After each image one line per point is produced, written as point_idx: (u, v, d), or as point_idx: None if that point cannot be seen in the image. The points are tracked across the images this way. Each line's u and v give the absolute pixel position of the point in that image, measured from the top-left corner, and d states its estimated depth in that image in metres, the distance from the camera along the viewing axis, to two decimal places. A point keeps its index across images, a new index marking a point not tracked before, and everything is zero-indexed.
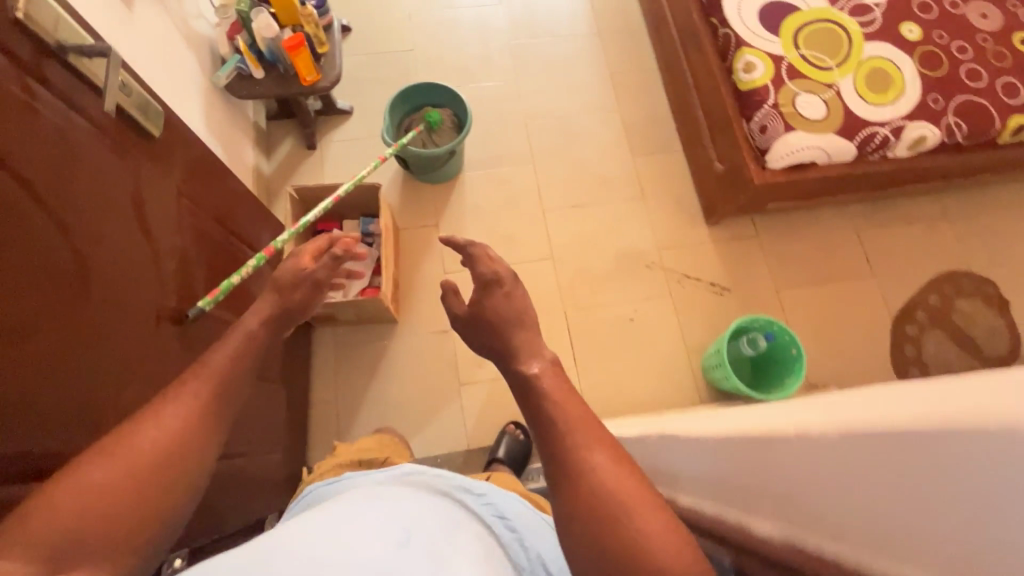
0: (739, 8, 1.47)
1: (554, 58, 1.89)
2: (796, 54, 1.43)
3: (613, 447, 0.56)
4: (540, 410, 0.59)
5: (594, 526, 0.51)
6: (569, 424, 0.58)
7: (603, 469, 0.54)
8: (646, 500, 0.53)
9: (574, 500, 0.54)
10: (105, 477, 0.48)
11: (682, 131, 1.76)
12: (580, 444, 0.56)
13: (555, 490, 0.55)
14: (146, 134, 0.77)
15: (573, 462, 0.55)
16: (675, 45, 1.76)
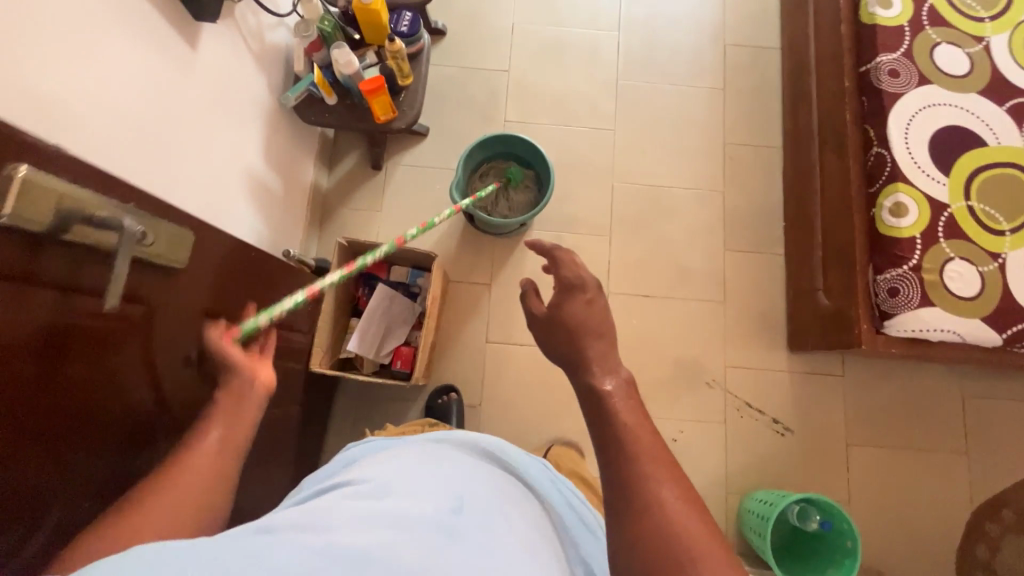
0: (907, 128, 1.19)
1: (665, 110, 1.63)
2: (965, 204, 1.15)
3: (675, 472, 0.58)
4: (612, 432, 0.62)
5: (633, 529, 0.54)
6: (638, 451, 0.59)
7: (663, 494, 0.55)
8: (707, 529, 0.54)
9: (623, 506, 0.56)
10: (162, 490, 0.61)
11: (790, 234, 1.52)
12: (648, 475, 0.57)
13: (615, 503, 0.57)
14: (169, 273, 0.67)
15: (637, 483, 0.56)
16: (811, 131, 1.48)
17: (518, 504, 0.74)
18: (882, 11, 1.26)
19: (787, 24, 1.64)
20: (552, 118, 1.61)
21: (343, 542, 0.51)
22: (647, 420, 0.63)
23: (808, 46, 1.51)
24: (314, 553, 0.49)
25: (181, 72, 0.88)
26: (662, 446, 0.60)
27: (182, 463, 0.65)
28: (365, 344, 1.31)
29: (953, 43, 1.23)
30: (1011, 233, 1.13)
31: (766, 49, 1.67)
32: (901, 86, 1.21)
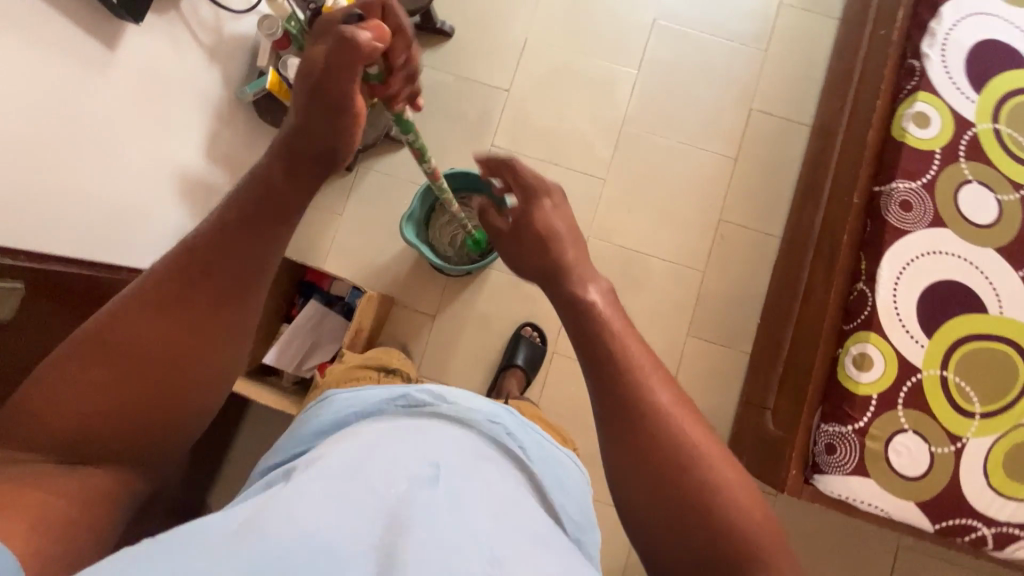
0: (901, 272, 1.05)
1: (666, 169, 1.49)
2: (939, 373, 1.02)
3: (680, 403, 0.53)
4: (614, 377, 0.53)
5: (666, 502, 0.50)
6: (641, 394, 0.52)
7: (673, 430, 0.51)
8: (719, 451, 0.52)
9: (651, 466, 0.50)
10: (134, 335, 0.53)
11: (760, 336, 1.40)
12: (652, 401, 0.52)
13: (624, 452, 0.51)
14: None
15: (643, 433, 0.51)
16: (811, 234, 1.33)
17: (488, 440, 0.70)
18: (917, 128, 1.10)
19: (824, 102, 1.46)
20: (542, 153, 1.49)
21: (321, 523, 0.46)
22: (635, 333, 0.56)
23: (836, 136, 1.35)
24: (285, 549, 0.42)
25: (95, 75, 0.82)
26: (661, 369, 0.54)
27: (193, 287, 0.55)
28: (285, 357, 1.26)
29: (986, 185, 1.07)
30: (981, 417, 1.01)
31: (794, 123, 1.50)
32: (910, 222, 1.07)
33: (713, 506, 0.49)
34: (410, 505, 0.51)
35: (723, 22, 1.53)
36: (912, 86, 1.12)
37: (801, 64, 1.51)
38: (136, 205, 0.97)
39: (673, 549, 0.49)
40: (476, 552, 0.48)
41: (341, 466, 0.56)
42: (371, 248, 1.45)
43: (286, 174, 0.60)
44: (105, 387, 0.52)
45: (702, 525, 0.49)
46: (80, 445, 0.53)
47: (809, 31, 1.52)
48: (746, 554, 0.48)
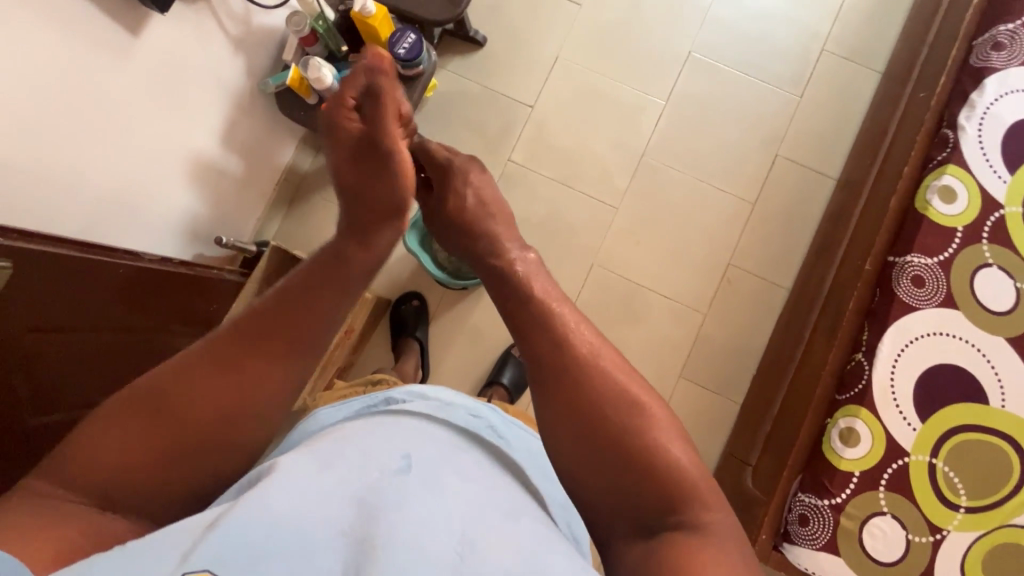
0: (902, 350, 1.02)
1: (681, 206, 1.47)
2: (927, 459, 0.98)
3: (602, 356, 0.56)
4: (556, 361, 0.55)
5: (615, 467, 0.51)
6: (567, 355, 0.56)
7: (604, 387, 0.54)
8: (651, 401, 0.54)
9: (601, 438, 0.52)
10: (199, 387, 0.54)
11: (755, 388, 1.37)
12: (588, 371, 0.54)
13: (557, 418, 0.54)
14: None
15: (573, 395, 0.54)
16: (820, 293, 1.30)
17: (466, 421, 0.69)
18: (941, 202, 1.06)
19: (854, 158, 1.42)
20: (558, 174, 1.48)
21: (288, 510, 0.46)
22: (566, 300, 0.60)
23: (860, 195, 1.31)
24: (246, 542, 0.43)
25: (113, 58, 0.84)
26: (587, 324, 0.58)
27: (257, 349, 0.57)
28: None
29: (1006, 270, 1.02)
30: (967, 512, 0.96)
31: (820, 175, 1.46)
32: (919, 299, 1.03)
33: (647, 458, 0.51)
34: (381, 492, 0.50)
35: (761, 62, 1.49)
36: (943, 158, 1.09)
37: (835, 116, 1.46)
38: (145, 186, 0.99)
39: (614, 508, 0.51)
40: (448, 541, 0.47)
41: (315, 454, 0.55)
42: None
43: (343, 239, 0.66)
44: (164, 435, 0.52)
45: (640, 477, 0.50)
46: (118, 496, 0.50)
47: (849, 82, 1.47)
48: (686, 503, 0.50)
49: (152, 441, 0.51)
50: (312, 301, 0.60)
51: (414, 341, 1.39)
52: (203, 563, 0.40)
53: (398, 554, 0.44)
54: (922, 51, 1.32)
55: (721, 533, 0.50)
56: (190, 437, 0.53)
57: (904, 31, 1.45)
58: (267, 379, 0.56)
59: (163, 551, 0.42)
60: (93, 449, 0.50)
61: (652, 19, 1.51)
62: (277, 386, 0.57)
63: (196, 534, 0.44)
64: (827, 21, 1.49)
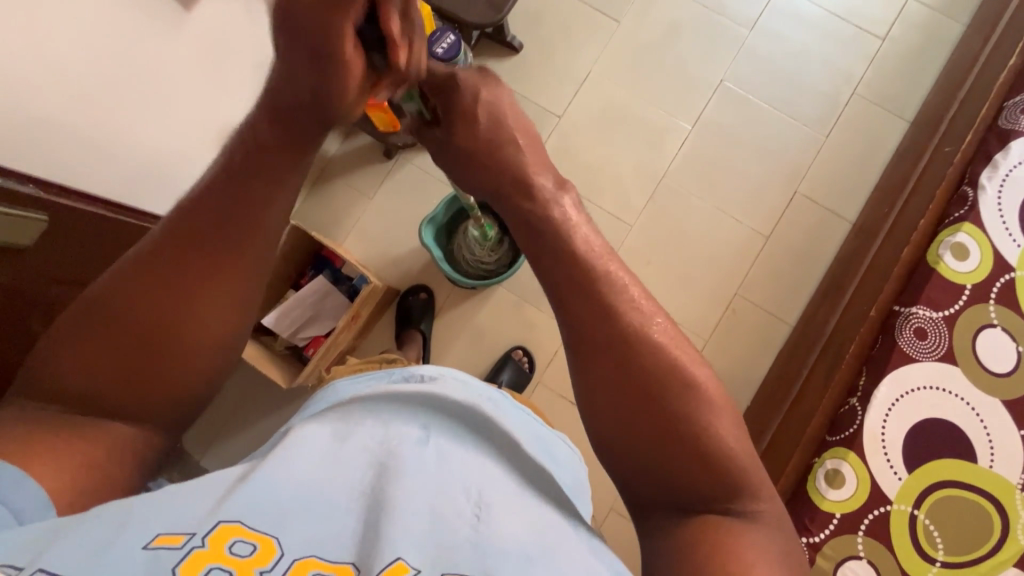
0: (897, 400, 1.03)
1: (695, 232, 1.48)
2: (909, 509, 0.99)
3: (651, 320, 0.53)
4: (599, 336, 0.51)
5: (661, 456, 0.50)
6: (614, 331, 0.51)
7: (653, 362, 0.51)
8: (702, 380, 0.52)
9: (648, 425, 0.50)
10: (146, 303, 0.51)
11: (747, 419, 1.38)
12: (637, 346, 0.51)
13: (606, 395, 0.51)
14: (11, 248, 0.68)
15: (626, 375, 0.51)
16: (823, 334, 1.31)
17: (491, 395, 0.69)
18: (953, 259, 1.07)
19: (871, 204, 1.43)
20: (577, 186, 1.50)
21: (311, 475, 0.49)
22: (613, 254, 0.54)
23: (874, 242, 1.32)
24: (271, 498, 0.45)
25: (166, 30, 0.87)
26: (638, 288, 0.53)
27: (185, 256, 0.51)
28: (282, 322, 1.32)
29: (1010, 334, 1.03)
30: (943, 566, 0.97)
31: (836, 217, 1.46)
32: (920, 351, 1.04)
33: (695, 436, 0.50)
34: (401, 457, 0.51)
35: (790, 97, 1.50)
36: (960, 215, 1.10)
37: (858, 158, 1.48)
38: (177, 154, 1.02)
39: (657, 493, 0.51)
40: (463, 503, 0.49)
41: (337, 426, 0.56)
42: (390, 237, 1.48)
43: (273, 123, 0.53)
44: (118, 348, 0.51)
45: (689, 460, 0.50)
46: (90, 402, 0.51)
47: (875, 128, 1.48)
48: (736, 491, 0.51)
49: (110, 357, 0.51)
50: (260, 202, 0.53)
51: (417, 333, 1.42)
52: (236, 514, 0.43)
53: (412, 523, 0.45)
54: (951, 107, 1.33)
55: (759, 521, 0.51)
56: (141, 342, 0.51)
57: (936, 84, 1.46)
58: (216, 288, 0.53)
59: (196, 502, 0.45)
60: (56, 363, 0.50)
61: (687, 44, 1.53)
62: (222, 292, 0.53)
63: (223, 490, 0.46)
64: (860, 65, 1.50)
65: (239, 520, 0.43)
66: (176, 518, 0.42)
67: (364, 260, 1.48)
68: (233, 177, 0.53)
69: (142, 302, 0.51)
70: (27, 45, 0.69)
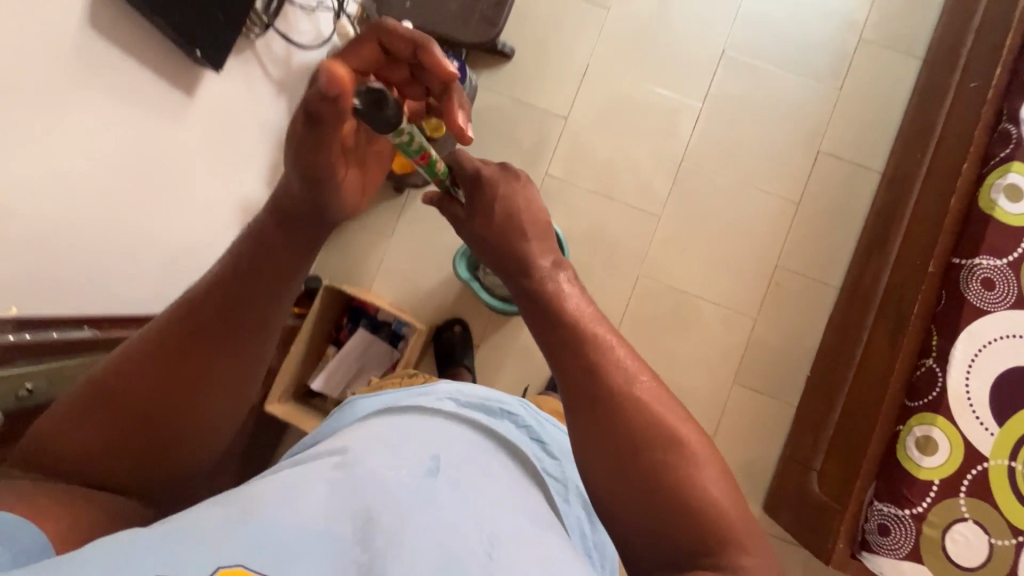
0: (975, 356, 1.02)
1: (724, 211, 1.45)
2: (1006, 463, 0.98)
3: (637, 369, 0.52)
4: (583, 392, 0.51)
5: (646, 515, 0.49)
6: (596, 383, 0.51)
7: (640, 418, 0.50)
8: (683, 426, 0.51)
9: (634, 481, 0.49)
10: (139, 390, 0.55)
11: (809, 390, 1.37)
12: (622, 397, 0.50)
13: (590, 443, 0.50)
14: None
15: (608, 429, 0.50)
16: (875, 294, 1.29)
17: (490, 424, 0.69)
18: (1007, 202, 1.04)
19: (898, 151, 1.39)
20: (596, 186, 1.46)
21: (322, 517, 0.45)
22: (601, 317, 0.54)
23: (911, 193, 1.28)
24: (279, 540, 0.42)
25: (170, 124, 0.82)
26: (624, 344, 0.53)
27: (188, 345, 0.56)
28: (332, 382, 1.29)
29: None
30: None
31: (863, 170, 1.44)
32: (990, 302, 1.02)
33: (681, 496, 0.48)
34: (411, 492, 0.50)
35: (796, 55, 1.45)
36: (1005, 154, 1.07)
37: (876, 107, 1.44)
38: (200, 242, 0.97)
39: (648, 551, 0.49)
40: (475, 540, 0.48)
41: (345, 457, 0.54)
42: (418, 273, 1.45)
43: (284, 231, 0.58)
44: (121, 430, 0.55)
45: (669, 515, 0.48)
46: (89, 470, 0.56)
47: (888, 73, 1.44)
48: (724, 548, 0.48)
49: (112, 436, 0.55)
50: (247, 291, 0.57)
51: (463, 369, 1.39)
52: (238, 559, 0.40)
53: (423, 551, 0.44)
54: (967, 38, 1.28)
55: None
56: (143, 420, 0.56)
57: (942, 17, 1.41)
58: (217, 378, 0.58)
59: (196, 534, 0.42)
60: (63, 435, 0.55)
61: (683, 20, 1.47)
62: (225, 372, 0.58)
63: (227, 520, 0.44)
64: (863, 9, 1.45)
65: (241, 564, 0.40)
66: (179, 553, 0.40)
67: (397, 301, 1.44)
68: (237, 271, 0.57)
69: (149, 390, 0.55)
70: (37, 172, 0.65)
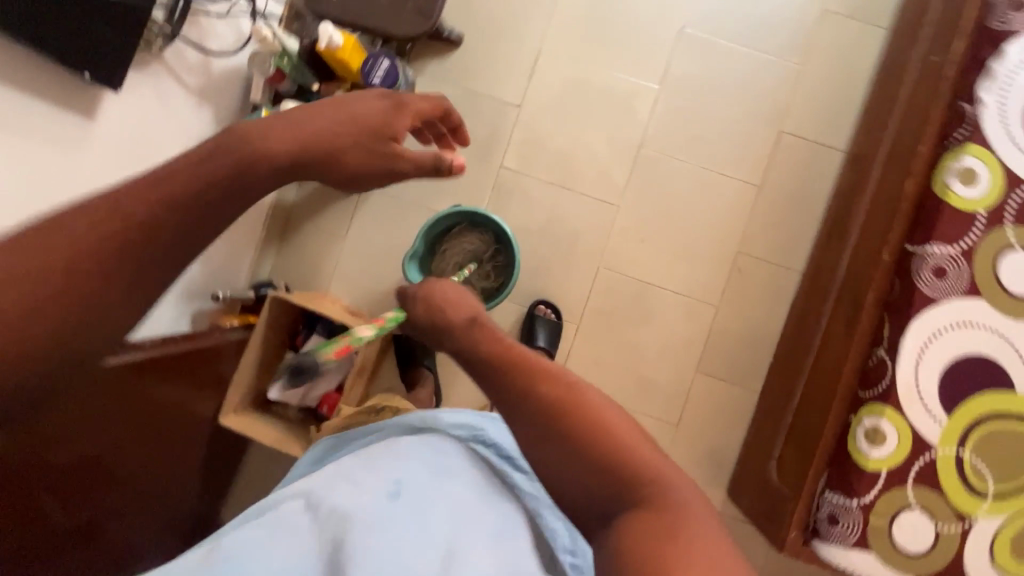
0: (925, 345, 1.01)
1: (684, 197, 1.41)
2: (953, 450, 0.98)
3: (539, 362, 0.59)
4: (503, 390, 0.58)
5: (582, 475, 0.54)
6: (514, 378, 0.58)
7: (557, 396, 0.56)
8: (596, 397, 0.57)
9: (565, 450, 0.55)
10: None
11: (772, 375, 1.37)
12: (531, 387, 0.57)
13: (518, 424, 0.56)
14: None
15: (532, 414, 0.56)
16: (835, 278, 1.27)
17: (453, 447, 0.81)
18: (961, 185, 1.02)
19: (862, 127, 1.35)
20: (553, 177, 1.42)
21: (287, 561, 0.61)
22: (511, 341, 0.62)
23: (871, 175, 1.25)
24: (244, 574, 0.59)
25: (73, 150, 0.79)
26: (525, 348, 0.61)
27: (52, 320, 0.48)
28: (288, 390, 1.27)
29: None
30: (994, 497, 0.98)
31: (826, 149, 1.39)
32: (941, 291, 1.01)
33: (610, 457, 0.54)
34: (361, 517, 0.64)
35: (756, 29, 1.39)
36: (962, 136, 1.03)
37: (839, 82, 1.39)
38: None
39: (590, 501, 0.54)
40: (431, 555, 0.63)
41: (309, 495, 0.69)
42: (374, 274, 1.43)
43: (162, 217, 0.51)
44: None
45: (603, 473, 0.54)
46: None
47: (853, 44, 1.38)
48: (654, 489, 0.54)
49: None
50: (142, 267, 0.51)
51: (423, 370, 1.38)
52: None
53: (366, 568, 0.59)
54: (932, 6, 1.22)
55: (682, 505, 0.53)
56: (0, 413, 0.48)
57: None
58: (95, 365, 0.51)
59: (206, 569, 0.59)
60: None
61: None
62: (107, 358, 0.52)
63: (205, 558, 0.60)
64: None
65: None
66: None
67: (355, 303, 1.43)
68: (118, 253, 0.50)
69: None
70: None
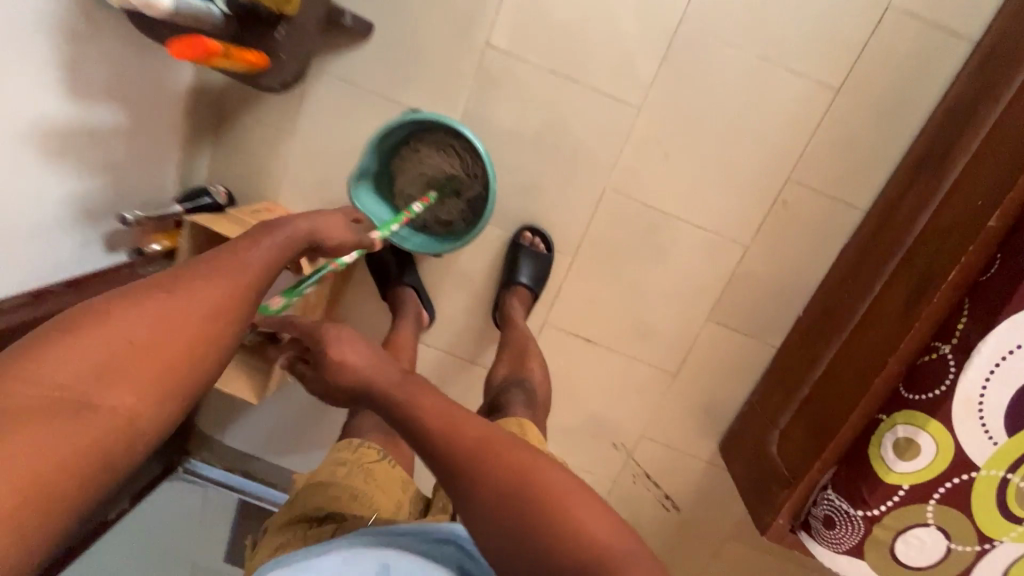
0: (1010, 353, 0.78)
1: (727, 103, 1.07)
2: (1000, 474, 0.80)
3: (460, 416, 0.54)
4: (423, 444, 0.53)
5: (514, 541, 0.47)
6: (434, 434, 0.53)
7: (477, 452, 0.51)
8: (524, 454, 0.51)
9: (493, 505, 0.49)
10: None
11: (796, 333, 1.17)
12: (450, 443, 0.52)
13: (447, 479, 0.51)
14: None
15: (457, 470, 0.51)
16: (906, 231, 0.98)
17: None
18: None
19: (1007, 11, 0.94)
20: (558, 65, 1.07)
21: None
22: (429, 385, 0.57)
23: (1001, 91, 0.89)
24: None
25: None
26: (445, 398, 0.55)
27: None
28: None
29: None
30: None
31: (944, 42, 1.00)
32: None
33: (548, 522, 0.47)
34: None
35: None
36: None
37: None
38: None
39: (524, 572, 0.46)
40: None
41: None
42: (332, 183, 1.19)
43: None
44: None
45: (539, 538, 0.46)
46: None
47: None
48: (600, 556, 0.45)
49: None
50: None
51: (406, 288, 1.18)
52: None
53: None
54: None
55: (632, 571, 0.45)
56: None
57: None
58: None
59: None
60: None
61: None
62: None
63: None
64: None
65: None
66: None
67: None
68: None
69: None
70: None
